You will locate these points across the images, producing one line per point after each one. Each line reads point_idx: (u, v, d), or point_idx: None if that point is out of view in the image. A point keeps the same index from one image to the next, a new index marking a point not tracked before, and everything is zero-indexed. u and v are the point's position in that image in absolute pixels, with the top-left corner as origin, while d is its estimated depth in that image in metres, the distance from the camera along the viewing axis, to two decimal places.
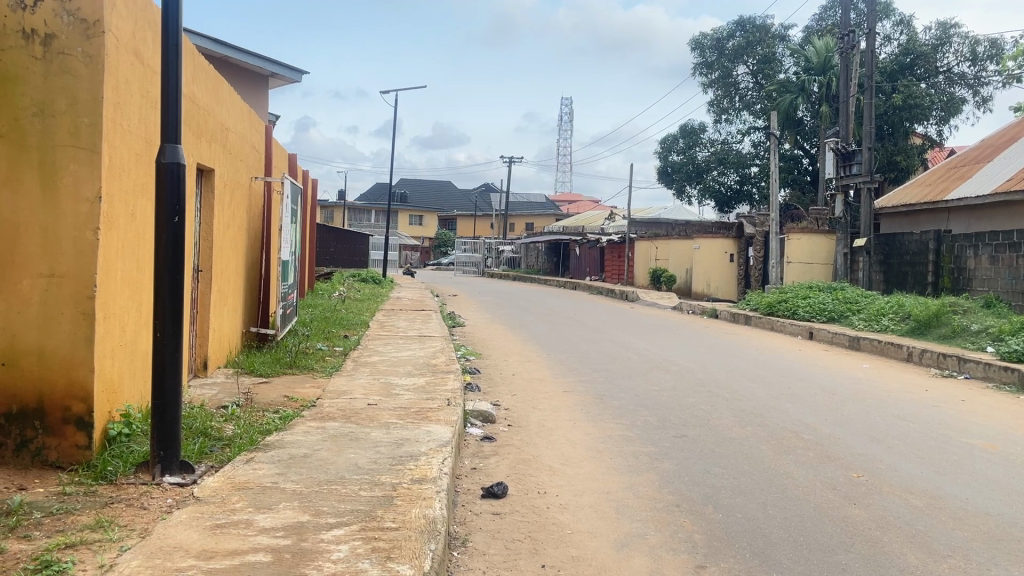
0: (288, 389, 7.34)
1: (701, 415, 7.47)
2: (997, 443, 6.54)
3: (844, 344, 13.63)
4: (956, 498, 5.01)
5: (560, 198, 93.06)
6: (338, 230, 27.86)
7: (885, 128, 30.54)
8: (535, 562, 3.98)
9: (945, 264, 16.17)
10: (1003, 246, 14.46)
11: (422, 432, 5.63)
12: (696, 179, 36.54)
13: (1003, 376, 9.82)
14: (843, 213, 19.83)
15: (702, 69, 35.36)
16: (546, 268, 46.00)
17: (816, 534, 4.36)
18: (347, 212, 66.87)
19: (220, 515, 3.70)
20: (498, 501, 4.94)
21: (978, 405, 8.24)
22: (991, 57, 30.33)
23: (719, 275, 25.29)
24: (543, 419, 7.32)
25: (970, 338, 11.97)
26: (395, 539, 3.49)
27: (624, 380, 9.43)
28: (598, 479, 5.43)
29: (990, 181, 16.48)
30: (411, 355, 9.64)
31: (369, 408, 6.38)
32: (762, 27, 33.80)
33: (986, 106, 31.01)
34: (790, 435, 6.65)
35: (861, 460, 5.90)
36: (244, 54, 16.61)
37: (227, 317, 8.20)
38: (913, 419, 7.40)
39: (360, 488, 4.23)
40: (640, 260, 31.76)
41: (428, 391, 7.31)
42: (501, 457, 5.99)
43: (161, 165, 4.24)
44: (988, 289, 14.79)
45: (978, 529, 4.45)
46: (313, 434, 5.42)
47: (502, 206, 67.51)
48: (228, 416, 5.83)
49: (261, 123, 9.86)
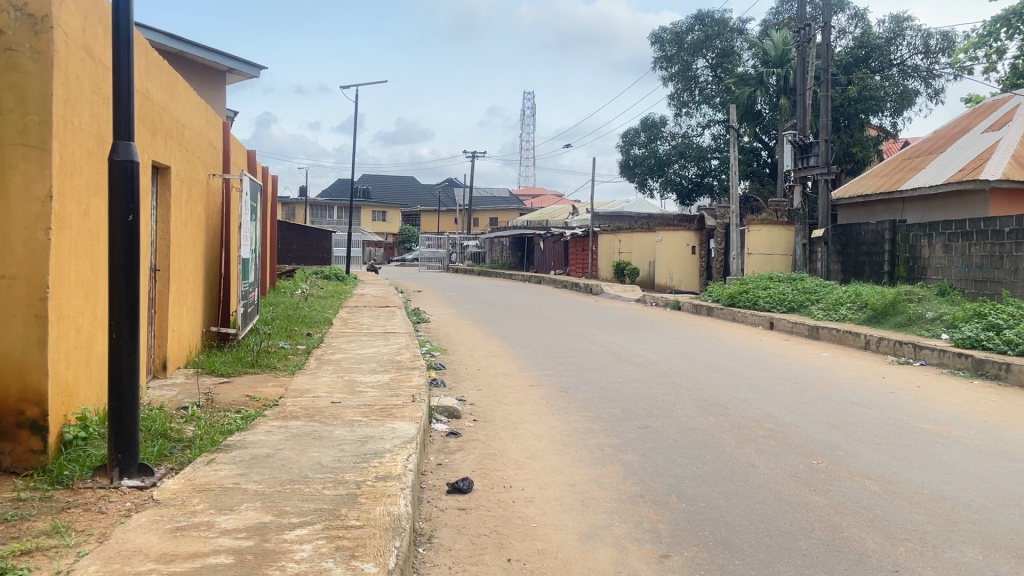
0: (250, 389, 7.25)
1: (664, 407, 7.53)
2: (951, 428, 6.69)
3: (804, 334, 13.83)
4: (913, 482, 5.12)
5: (526, 190, 92.84)
6: (300, 228, 27.51)
7: (842, 120, 31.20)
8: (500, 556, 3.98)
9: (901, 252, 16.44)
10: (956, 235, 14.67)
11: (387, 429, 5.62)
12: (658, 172, 36.80)
13: (957, 362, 10.04)
14: (801, 205, 20.02)
15: (662, 63, 35.53)
16: (511, 262, 46.05)
17: (776, 521, 4.43)
18: (310, 210, 66.22)
19: (180, 517, 3.66)
20: (464, 496, 4.95)
21: (934, 391, 8.44)
22: (943, 50, 31.04)
23: (682, 268, 25.63)
24: (508, 413, 7.34)
25: (925, 325, 12.24)
26: (358, 537, 3.47)
27: (588, 373, 9.47)
28: (563, 472, 5.46)
29: (942, 172, 16.89)
30: (377, 353, 9.55)
31: (333, 407, 6.32)
32: (721, 21, 34.03)
33: (939, 98, 31.69)
34: (752, 424, 6.73)
35: (821, 447, 5.99)
36: (199, 49, 16.35)
37: (186, 318, 8.07)
38: (869, 406, 7.56)
39: (324, 487, 4.20)
40: (604, 254, 31.95)
41: (393, 387, 7.26)
42: (467, 451, 6.01)
43: (114, 163, 4.15)
44: (942, 277, 15.09)
45: (934, 512, 4.55)
46: (276, 433, 5.37)
47: (467, 202, 67.59)
48: (188, 418, 5.74)
49: (218, 120, 9.70)
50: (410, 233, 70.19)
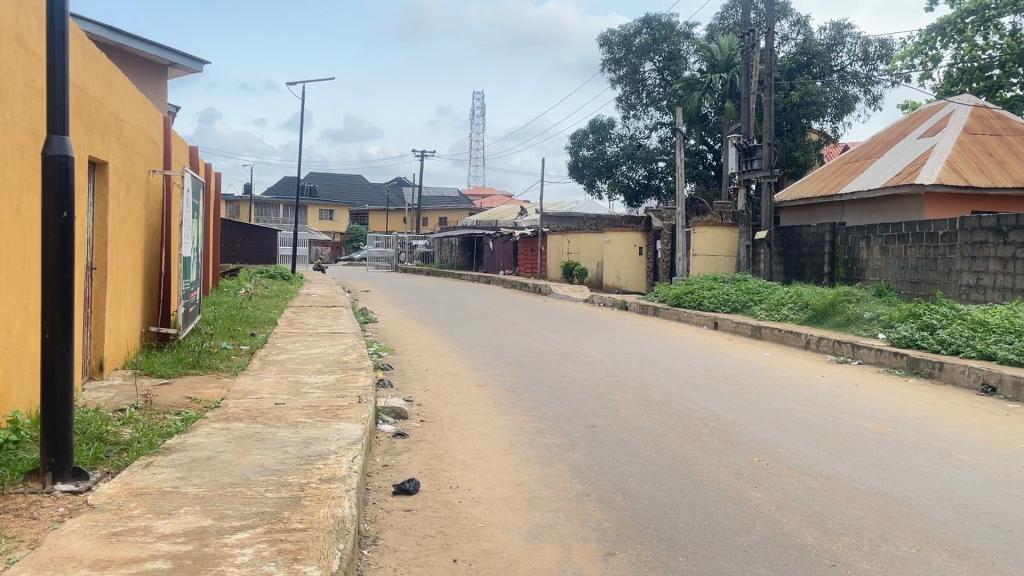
0: (191, 390, 7.10)
1: (611, 406, 7.59)
2: (887, 425, 6.89)
3: (747, 334, 14.09)
4: (849, 478, 5.25)
5: (474, 190, 92.82)
6: (245, 226, 26.99)
7: (784, 125, 31.92)
8: (446, 557, 3.97)
9: (840, 254, 16.85)
10: (893, 238, 15.09)
11: (332, 430, 5.55)
12: (606, 173, 37.14)
13: (893, 361, 10.33)
14: (744, 207, 20.38)
15: (610, 66, 35.84)
16: (460, 262, 45.94)
17: (718, 518, 4.49)
18: (255, 208, 65.10)
19: (116, 523, 3.55)
20: (410, 497, 4.91)
21: (871, 390, 8.67)
22: (881, 57, 31.95)
23: (629, 268, 25.88)
24: (456, 414, 7.31)
25: (863, 325, 12.57)
26: (301, 539, 3.42)
27: (536, 373, 9.50)
28: (510, 471, 5.46)
29: (879, 176, 17.38)
30: (323, 353, 9.42)
31: (277, 408, 6.23)
32: (668, 24, 34.47)
33: (877, 104, 32.57)
34: (696, 423, 6.82)
35: (762, 444, 6.11)
36: (140, 42, 15.98)
37: (124, 318, 7.88)
38: (809, 404, 7.73)
39: (267, 489, 4.13)
40: (552, 254, 32.08)
41: (339, 388, 7.18)
42: (414, 452, 5.96)
43: (47, 158, 4.03)
44: (879, 278, 15.52)
45: (870, 507, 4.67)
46: (217, 435, 5.27)
47: (416, 202, 67.30)
48: (126, 421, 5.58)
49: (159, 115, 9.48)
50: (357, 233, 69.48)
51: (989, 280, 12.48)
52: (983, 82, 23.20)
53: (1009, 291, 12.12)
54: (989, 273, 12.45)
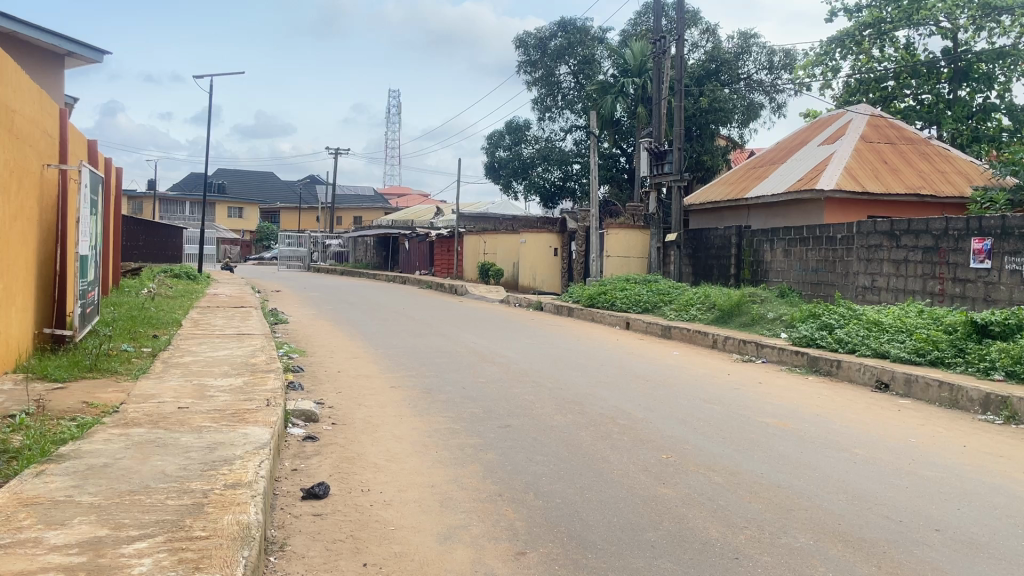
0: (87, 395, 6.79)
1: (524, 405, 7.64)
2: (788, 421, 7.16)
3: (657, 334, 14.40)
4: (754, 473, 5.43)
5: (389, 189, 91.98)
6: (148, 222, 26.00)
7: (693, 130, 32.78)
8: (356, 562, 3.91)
9: (746, 256, 17.40)
10: (795, 240, 15.67)
11: (239, 434, 5.40)
12: (522, 174, 37.38)
13: (795, 359, 10.73)
14: (655, 209, 20.85)
15: (526, 68, 36.12)
16: (375, 262, 45.46)
17: (626, 515, 4.57)
18: (159, 204, 62.82)
19: (2, 534, 3.36)
20: (320, 501, 4.81)
21: (773, 387, 8.99)
22: (785, 67, 33.22)
23: (544, 268, 26.14)
24: (368, 416, 7.21)
25: (767, 324, 13.02)
26: (203, 548, 3.32)
27: (450, 373, 9.47)
28: (423, 473, 5.43)
29: (782, 181, 18.03)
30: (230, 355, 9.16)
31: (180, 412, 6.01)
32: (582, 29, 34.92)
33: (781, 111, 33.79)
34: (608, 421, 6.93)
35: (670, 441, 6.25)
36: (33, 29, 15.14)
37: (14, 318, 7.45)
38: (715, 401, 7.95)
39: (167, 497, 3.99)
40: (468, 254, 32.06)
41: (246, 391, 6.99)
42: (324, 455, 5.86)
43: None
44: (782, 279, 16.10)
45: (771, 501, 4.85)
46: (115, 441, 5.05)
47: (329, 200, 66.27)
48: (15, 428, 5.29)
49: (55, 106, 9.03)
50: (269, 231, 67.87)
51: (883, 281, 13.11)
52: (879, 92, 24.34)
53: (901, 291, 12.77)
54: (883, 274, 13.07)
